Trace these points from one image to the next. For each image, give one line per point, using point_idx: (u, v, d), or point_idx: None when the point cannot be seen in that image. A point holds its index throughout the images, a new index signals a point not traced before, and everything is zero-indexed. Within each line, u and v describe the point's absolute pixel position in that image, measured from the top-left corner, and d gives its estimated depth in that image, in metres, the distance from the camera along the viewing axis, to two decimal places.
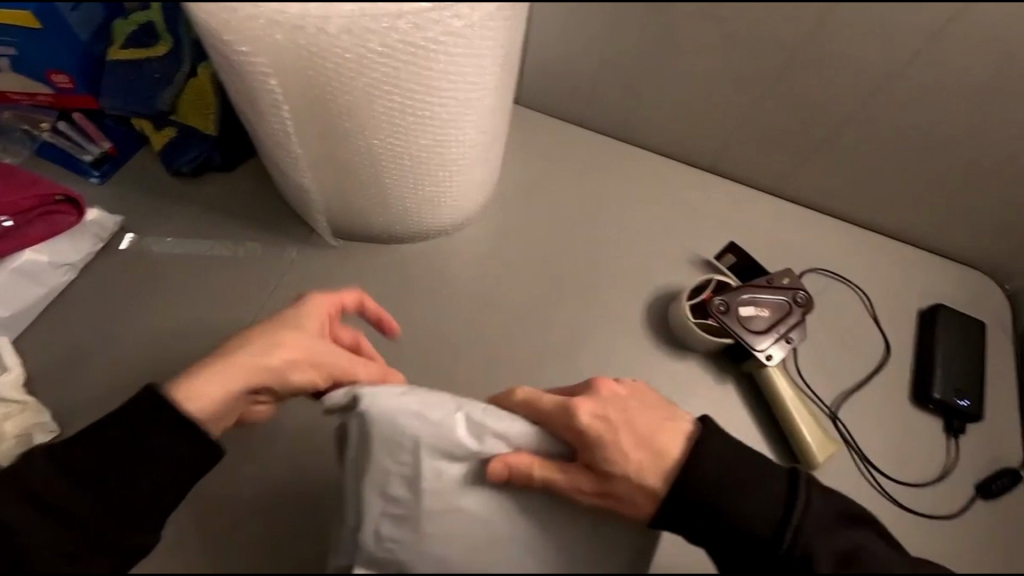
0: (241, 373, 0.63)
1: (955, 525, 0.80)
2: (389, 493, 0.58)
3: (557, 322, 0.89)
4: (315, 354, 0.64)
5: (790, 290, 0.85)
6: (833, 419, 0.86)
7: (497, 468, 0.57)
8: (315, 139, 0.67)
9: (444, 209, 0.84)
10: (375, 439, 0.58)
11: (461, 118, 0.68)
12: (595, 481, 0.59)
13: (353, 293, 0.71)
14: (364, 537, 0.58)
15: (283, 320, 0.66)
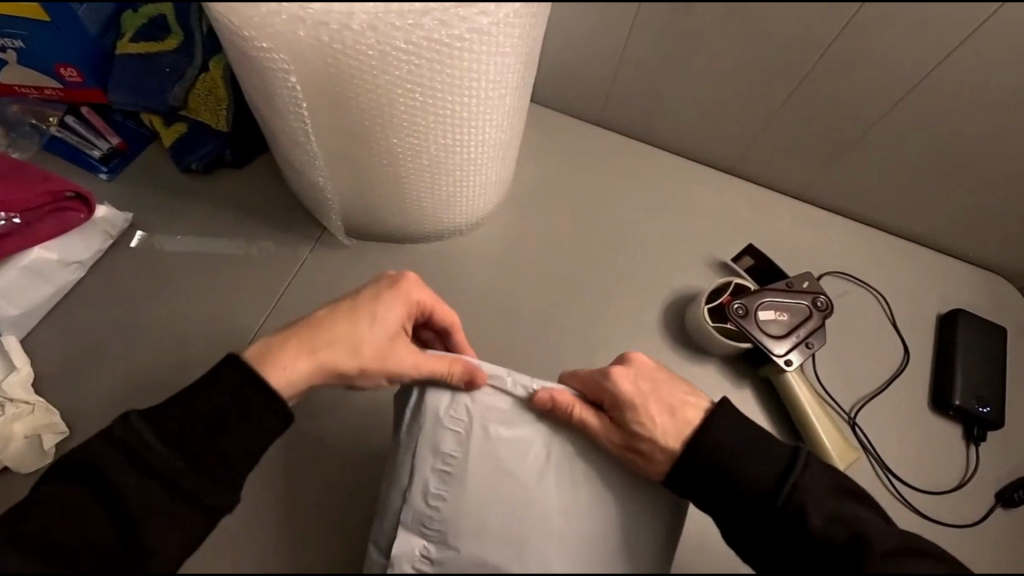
0: (316, 363, 0.59)
1: (975, 534, 0.79)
2: (440, 451, 0.62)
3: (574, 325, 0.88)
4: (394, 358, 0.61)
5: (811, 294, 0.84)
6: (851, 425, 0.84)
7: (539, 398, 0.63)
8: (333, 137, 0.66)
9: (459, 209, 0.82)
10: (432, 399, 0.64)
11: (482, 117, 0.66)
12: (622, 433, 0.63)
13: (452, 316, 0.68)
14: (414, 495, 0.62)
15: (383, 321, 0.62)
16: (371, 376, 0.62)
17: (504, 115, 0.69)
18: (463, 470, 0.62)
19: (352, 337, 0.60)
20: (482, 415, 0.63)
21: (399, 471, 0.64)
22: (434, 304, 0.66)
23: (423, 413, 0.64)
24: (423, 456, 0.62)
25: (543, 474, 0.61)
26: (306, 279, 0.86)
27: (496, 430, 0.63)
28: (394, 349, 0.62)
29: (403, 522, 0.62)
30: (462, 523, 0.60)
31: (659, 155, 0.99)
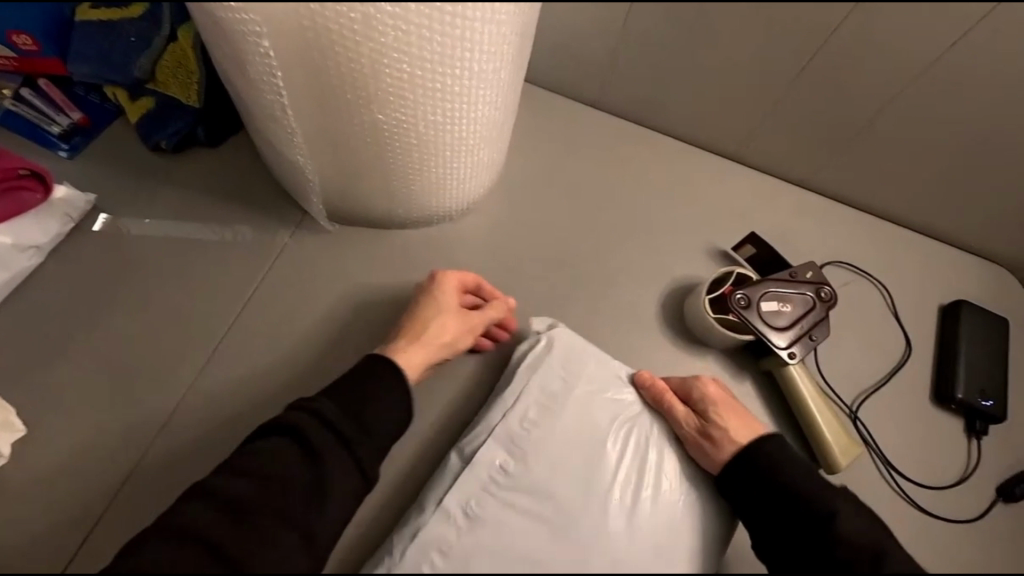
0: (425, 349, 0.72)
1: (975, 530, 0.78)
2: (548, 390, 0.71)
3: (570, 316, 0.84)
4: (471, 320, 0.75)
5: (815, 285, 0.80)
6: (853, 419, 0.82)
7: (641, 378, 0.73)
8: (313, 111, 0.60)
9: (448, 192, 0.78)
10: (552, 347, 0.74)
11: (476, 92, 0.62)
12: (699, 423, 0.70)
13: (471, 275, 0.77)
14: (512, 417, 0.69)
15: (433, 299, 0.74)
16: (463, 340, 0.75)
17: (495, 90, 0.63)
18: (563, 408, 0.69)
19: (434, 321, 0.73)
20: (595, 376, 0.73)
21: (504, 396, 0.71)
22: (466, 275, 0.77)
23: (543, 358, 0.73)
24: (531, 389, 0.71)
25: (631, 441, 0.69)
26: (286, 266, 0.81)
27: (602, 393, 0.72)
28: (466, 316, 0.75)
29: (496, 433, 0.68)
30: (545, 450, 0.66)
31: (657, 138, 0.94)
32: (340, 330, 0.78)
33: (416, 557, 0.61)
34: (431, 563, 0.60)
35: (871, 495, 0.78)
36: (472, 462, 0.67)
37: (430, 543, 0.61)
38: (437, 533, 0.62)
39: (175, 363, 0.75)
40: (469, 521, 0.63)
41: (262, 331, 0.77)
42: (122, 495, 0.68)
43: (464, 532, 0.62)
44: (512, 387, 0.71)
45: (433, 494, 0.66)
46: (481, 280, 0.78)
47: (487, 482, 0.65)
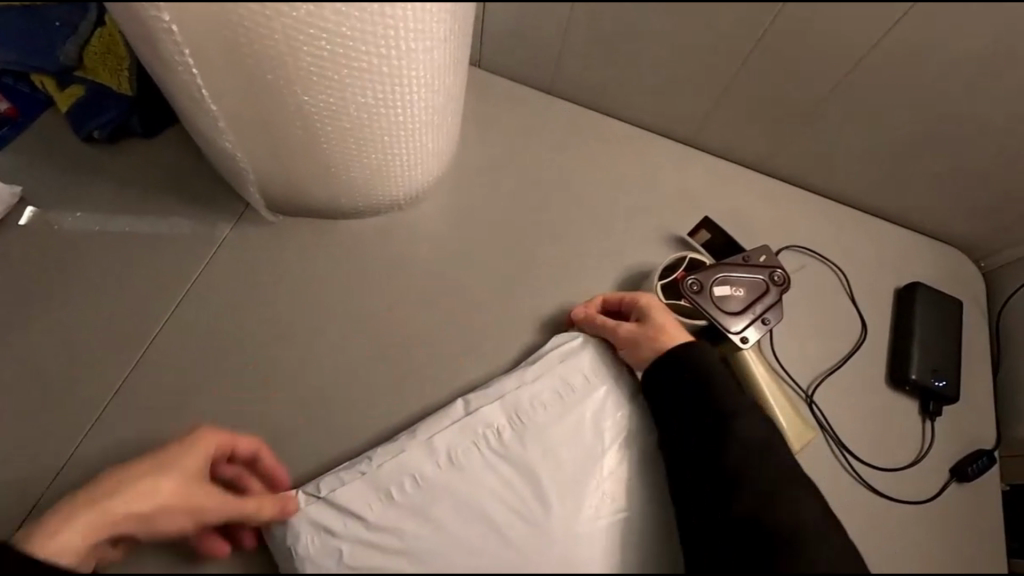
0: (103, 517, 0.57)
1: (928, 511, 0.78)
2: (567, 381, 0.74)
3: (522, 307, 0.83)
4: (200, 497, 0.57)
5: (768, 268, 0.80)
6: (809, 403, 0.82)
7: (575, 313, 0.79)
8: (234, 95, 0.59)
9: (394, 180, 0.76)
10: (581, 345, 0.77)
11: (407, 74, 0.60)
12: (631, 328, 0.74)
13: (251, 440, 0.64)
14: (523, 393, 0.73)
15: (161, 458, 0.61)
16: (171, 521, 0.54)
17: (429, 70, 0.61)
18: (573, 403, 0.72)
19: (149, 485, 0.58)
20: (614, 381, 0.75)
21: (526, 372, 0.75)
22: (236, 438, 0.63)
23: (573, 355, 0.76)
24: (548, 376, 0.75)
25: (631, 454, 0.70)
26: (228, 260, 0.79)
27: (613, 399, 0.73)
28: (196, 491, 0.58)
29: (505, 400, 0.73)
30: (542, 433, 0.69)
31: (612, 124, 0.93)
32: (286, 324, 0.77)
33: (389, 475, 0.68)
34: (402, 485, 0.67)
35: (826, 478, 0.78)
36: (473, 418, 0.72)
37: (404, 466, 0.68)
38: (414, 463, 0.69)
39: (110, 362, 0.73)
40: (450, 465, 0.68)
41: (202, 327, 0.75)
42: (51, 496, 0.67)
43: (442, 473, 0.67)
44: (535, 369, 0.75)
45: (423, 427, 0.71)
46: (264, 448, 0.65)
47: (479, 439, 0.70)
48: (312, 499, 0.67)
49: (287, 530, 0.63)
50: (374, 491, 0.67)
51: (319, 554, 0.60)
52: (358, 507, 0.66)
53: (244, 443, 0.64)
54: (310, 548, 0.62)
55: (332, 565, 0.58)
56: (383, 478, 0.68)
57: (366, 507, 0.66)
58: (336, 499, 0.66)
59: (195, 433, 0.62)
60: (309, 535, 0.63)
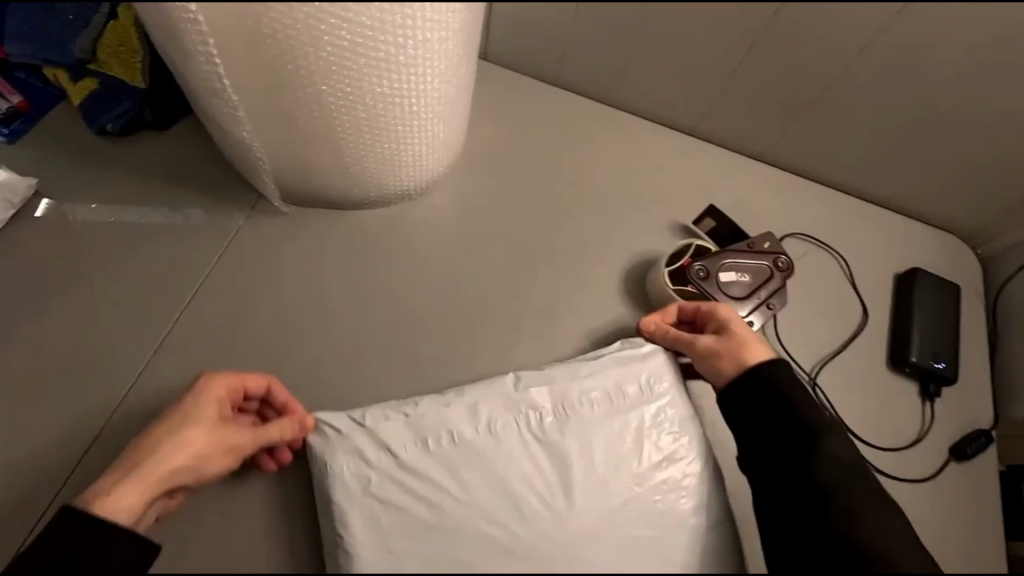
0: (146, 485, 0.62)
1: (927, 489, 0.81)
2: (622, 386, 0.72)
3: (532, 294, 0.85)
4: (230, 439, 0.65)
5: (772, 255, 0.81)
6: (812, 386, 0.84)
7: (646, 324, 0.76)
8: (254, 86, 0.60)
9: (406, 169, 0.77)
10: (645, 353, 0.76)
11: (422, 63, 0.61)
12: (708, 340, 0.73)
13: (261, 377, 0.69)
14: (573, 386, 0.72)
15: (178, 411, 0.64)
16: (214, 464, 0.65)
17: (440, 64, 0.62)
18: (622, 411, 0.70)
19: (174, 440, 0.63)
20: (666, 391, 0.73)
21: (584, 370, 0.74)
22: (245, 378, 0.68)
23: (633, 360, 0.75)
24: (605, 377, 0.73)
25: (678, 471, 0.65)
26: (242, 250, 0.80)
27: (662, 409, 0.71)
28: (224, 434, 0.65)
29: (555, 388, 0.72)
30: (583, 428, 0.67)
31: (618, 114, 0.94)
32: (301, 313, 0.78)
33: (431, 423, 0.69)
34: (439, 438, 0.68)
35: None
36: (522, 392, 0.72)
37: (446, 421, 0.70)
38: (456, 421, 0.69)
39: (128, 351, 0.74)
40: (488, 432, 0.68)
41: (218, 316, 0.77)
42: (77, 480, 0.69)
43: (480, 437, 0.67)
44: (595, 366, 0.75)
45: (472, 391, 0.73)
46: (273, 381, 0.69)
47: (520, 415, 0.70)
48: (355, 427, 0.70)
49: (328, 448, 0.68)
50: (412, 433, 0.69)
51: (353, 475, 0.66)
52: (394, 443, 0.67)
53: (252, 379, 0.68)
54: (349, 471, 0.66)
55: (359, 491, 0.64)
56: (425, 424, 0.69)
57: (400, 444, 0.67)
58: (376, 429, 0.69)
59: (201, 385, 0.65)
60: (348, 459, 0.67)
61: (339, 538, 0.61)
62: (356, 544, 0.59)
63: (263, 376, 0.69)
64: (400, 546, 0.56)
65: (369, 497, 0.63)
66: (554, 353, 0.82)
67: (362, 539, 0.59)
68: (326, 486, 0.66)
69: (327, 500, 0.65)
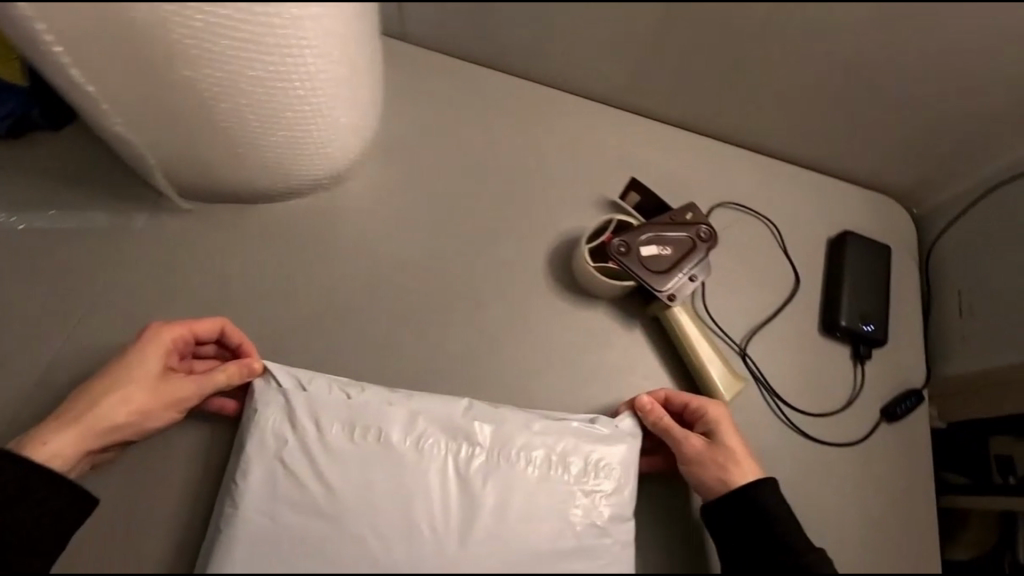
0: (88, 432, 0.65)
1: (859, 452, 0.81)
2: (567, 458, 0.68)
3: (454, 279, 0.83)
4: (173, 391, 0.68)
5: (693, 225, 0.80)
6: (742, 355, 0.83)
7: (641, 404, 0.72)
8: (117, 84, 0.58)
9: (315, 156, 0.74)
10: (607, 433, 0.72)
11: (294, 44, 0.59)
12: (699, 445, 0.70)
13: (214, 321, 0.70)
14: (517, 439, 0.69)
15: (125, 361, 0.67)
16: (158, 416, 0.68)
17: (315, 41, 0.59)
18: (555, 485, 0.66)
19: (120, 392, 0.66)
20: (615, 477, 0.69)
21: (534, 428, 0.70)
22: (192, 326, 0.69)
23: (592, 440, 0.71)
24: (555, 441, 0.69)
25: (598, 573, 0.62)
26: (146, 251, 0.77)
27: (600, 497, 0.67)
28: (168, 384, 0.68)
29: (501, 428, 0.69)
30: (512, 485, 0.65)
31: (538, 89, 0.91)
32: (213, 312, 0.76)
33: (368, 414, 0.67)
34: (366, 431, 0.66)
35: (759, 426, 0.79)
36: (466, 421, 0.69)
37: (382, 412, 0.68)
38: (387, 420, 0.67)
39: (27, 363, 0.72)
40: (415, 446, 0.66)
41: (125, 320, 0.74)
42: None
43: (406, 447, 0.66)
44: (550, 426, 0.71)
45: (420, 399, 0.70)
46: (224, 325, 0.71)
47: (454, 443, 0.67)
48: (296, 390, 0.69)
49: (264, 399, 0.68)
50: (345, 417, 0.67)
51: (275, 431, 0.66)
52: (326, 417, 0.66)
53: (203, 324, 0.70)
54: (273, 426, 0.66)
55: (272, 452, 0.65)
56: (363, 412, 0.67)
57: (331, 421, 0.66)
58: (316, 397, 0.68)
59: (148, 335, 0.68)
60: (277, 414, 0.67)
61: (235, 487, 0.63)
62: (250, 498, 0.63)
63: (214, 321, 0.70)
64: (288, 519, 0.61)
65: (278, 461, 0.64)
66: (478, 339, 0.81)
67: (258, 492, 0.63)
68: (249, 434, 0.66)
69: (243, 446, 0.66)
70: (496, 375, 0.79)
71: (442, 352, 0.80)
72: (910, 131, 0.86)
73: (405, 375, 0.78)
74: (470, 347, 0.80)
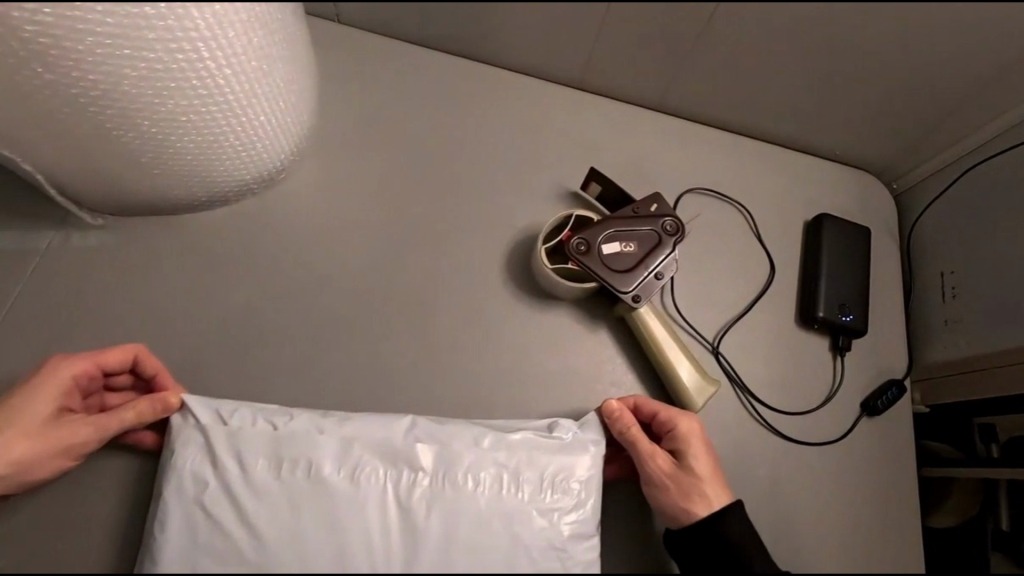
0: None
1: (837, 449, 0.77)
2: (521, 473, 0.64)
3: (403, 287, 0.77)
4: (68, 435, 0.62)
5: (658, 218, 0.74)
6: (715, 354, 0.78)
7: (608, 410, 0.68)
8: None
9: (234, 160, 0.67)
10: (567, 442, 0.67)
11: (171, 31, 0.55)
12: (665, 464, 0.65)
13: (123, 353, 0.65)
14: (460, 464, 0.63)
15: (15, 401, 0.61)
16: (49, 463, 0.62)
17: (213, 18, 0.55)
18: (508, 507, 0.61)
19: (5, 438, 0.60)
20: (576, 492, 0.64)
21: (483, 443, 0.65)
22: (98, 361, 0.64)
23: (551, 449, 0.66)
24: (505, 458, 0.64)
25: None
26: (57, 275, 0.71)
27: (561, 514, 0.62)
28: (63, 427, 0.62)
29: (446, 449, 0.64)
30: (462, 511, 0.60)
31: (487, 74, 0.84)
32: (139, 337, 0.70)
33: (296, 444, 0.61)
34: (295, 465, 0.60)
35: (733, 428, 0.75)
36: (408, 443, 0.63)
37: (313, 439, 0.62)
38: (320, 450, 0.62)
39: None
40: (350, 476, 0.61)
41: (39, 350, 0.68)
42: None
43: (339, 480, 0.60)
44: (499, 442, 0.65)
45: (353, 422, 0.64)
46: (135, 356, 0.65)
47: (393, 469, 0.62)
48: (216, 424, 0.62)
49: (183, 437, 0.62)
50: (270, 449, 0.61)
51: (193, 473, 0.60)
52: (249, 453, 0.60)
53: (114, 354, 0.64)
54: (191, 467, 0.60)
55: (191, 497, 0.59)
56: (290, 443, 0.61)
57: (256, 456, 0.60)
58: (238, 429, 0.62)
59: (46, 372, 0.62)
60: (195, 454, 0.61)
61: (153, 538, 0.58)
62: (167, 550, 0.57)
63: (125, 350, 0.65)
64: (208, 568, 0.55)
65: (197, 506, 0.58)
66: (431, 351, 0.75)
67: (176, 543, 0.57)
68: (166, 478, 0.60)
69: (162, 490, 0.60)
70: (450, 389, 0.73)
71: (392, 368, 0.73)
72: (890, 103, 0.79)
73: (352, 395, 0.72)
74: (423, 360, 0.74)
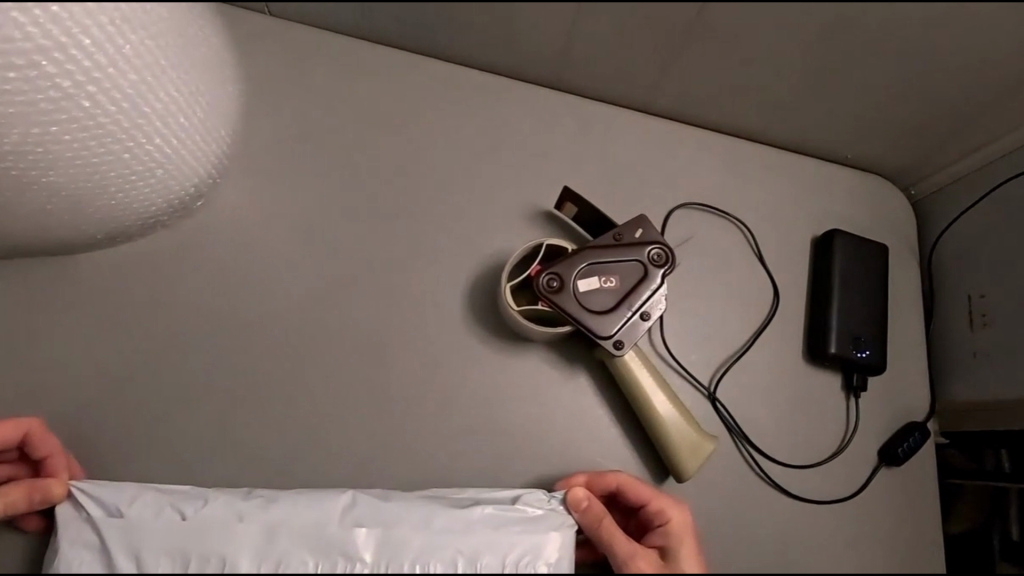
0: None
1: (851, 506, 0.68)
2: (477, 560, 0.53)
3: (348, 330, 0.65)
4: None
5: (644, 247, 0.63)
6: (712, 400, 0.68)
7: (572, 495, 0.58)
8: None
9: (109, 191, 0.57)
10: (530, 517, 0.56)
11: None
12: (646, 562, 0.53)
13: (12, 426, 0.54)
14: (407, 553, 0.52)
15: None
16: None
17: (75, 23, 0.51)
18: None
19: None
20: None
21: (435, 523, 0.54)
22: None
23: (512, 530, 0.55)
24: (460, 540, 0.53)
25: None
26: None
27: None
28: None
29: (390, 531, 0.53)
30: None
31: (443, 75, 0.72)
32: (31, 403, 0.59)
33: (206, 538, 0.50)
34: (205, 563, 0.49)
35: (732, 487, 0.66)
36: (346, 528, 0.53)
37: (228, 528, 0.51)
38: (236, 545, 0.50)
39: None
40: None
41: None
42: None
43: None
44: (454, 519, 0.55)
45: (280, 502, 0.54)
46: (26, 433, 0.55)
47: (326, 562, 0.51)
48: (109, 517, 0.52)
49: (70, 533, 0.52)
50: (175, 545, 0.50)
51: None
52: (147, 551, 0.50)
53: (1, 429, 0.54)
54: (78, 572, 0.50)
55: None
56: (198, 538, 0.50)
57: (156, 553, 0.50)
58: (136, 520, 0.51)
59: None
60: (85, 555, 0.51)
61: None
62: None
63: (15, 425, 0.54)
64: None
65: None
66: (380, 409, 0.63)
67: None
68: None
69: None
70: (403, 453, 0.63)
71: (333, 430, 0.62)
72: (917, 105, 0.67)
73: (287, 464, 0.61)
74: (370, 419, 0.63)
